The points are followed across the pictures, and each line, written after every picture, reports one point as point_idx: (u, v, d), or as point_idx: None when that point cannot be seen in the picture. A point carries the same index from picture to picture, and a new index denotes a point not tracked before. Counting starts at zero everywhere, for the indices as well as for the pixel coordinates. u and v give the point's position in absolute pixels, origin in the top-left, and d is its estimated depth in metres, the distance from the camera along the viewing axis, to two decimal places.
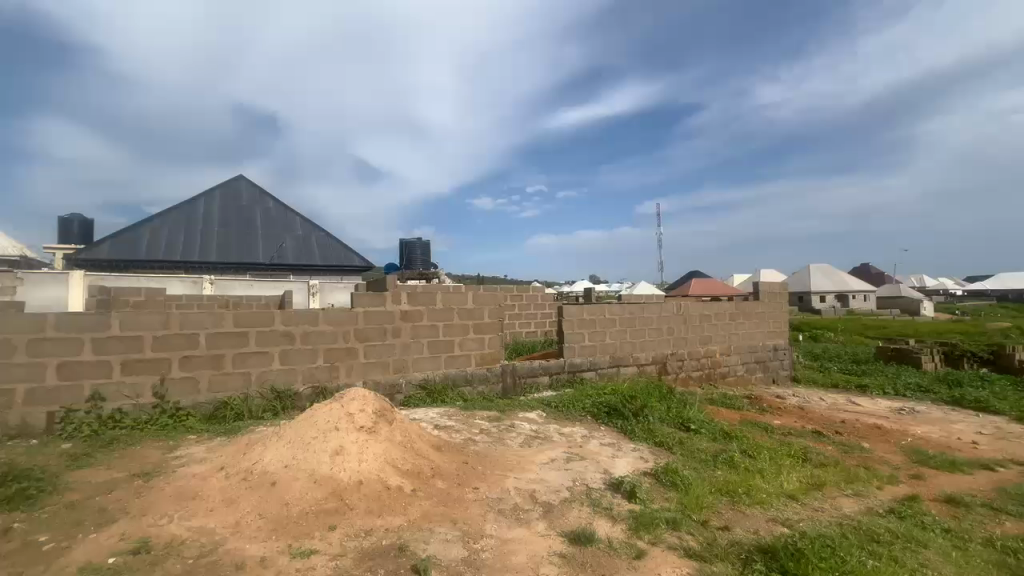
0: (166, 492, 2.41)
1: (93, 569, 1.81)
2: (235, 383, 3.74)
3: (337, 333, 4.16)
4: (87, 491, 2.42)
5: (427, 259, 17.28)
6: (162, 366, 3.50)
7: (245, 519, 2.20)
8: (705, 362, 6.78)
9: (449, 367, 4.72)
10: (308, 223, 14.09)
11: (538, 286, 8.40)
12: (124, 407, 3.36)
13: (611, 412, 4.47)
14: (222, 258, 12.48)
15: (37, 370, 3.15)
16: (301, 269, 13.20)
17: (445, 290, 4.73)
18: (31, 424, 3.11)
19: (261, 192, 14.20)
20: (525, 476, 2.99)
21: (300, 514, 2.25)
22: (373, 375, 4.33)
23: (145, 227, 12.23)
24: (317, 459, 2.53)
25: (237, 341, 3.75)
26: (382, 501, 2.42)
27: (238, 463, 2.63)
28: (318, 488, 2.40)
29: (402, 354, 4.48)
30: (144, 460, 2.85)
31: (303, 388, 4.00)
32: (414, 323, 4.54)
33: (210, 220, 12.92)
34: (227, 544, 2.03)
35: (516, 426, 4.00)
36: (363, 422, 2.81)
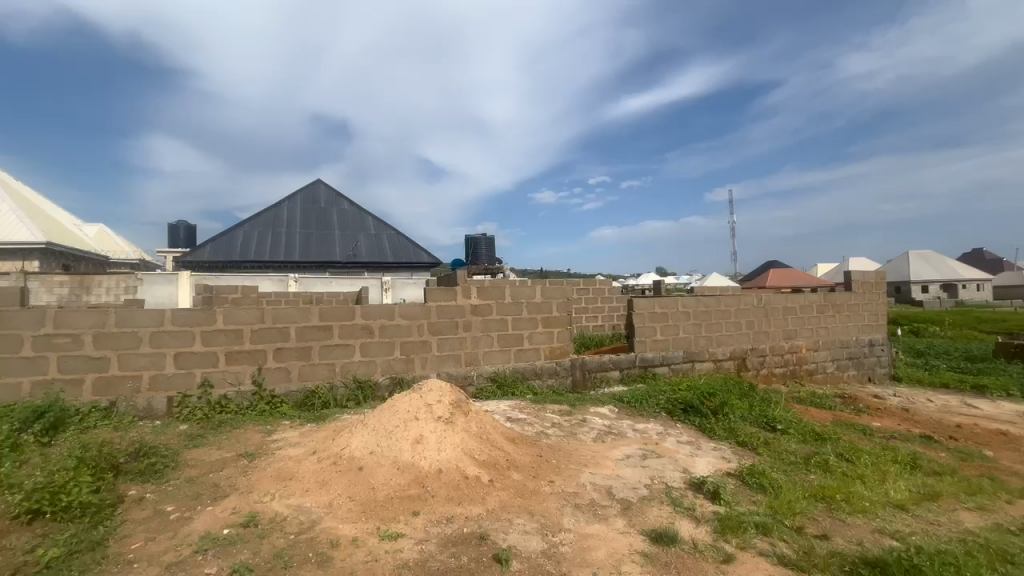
0: (268, 472, 2.62)
1: (211, 538, 2.01)
2: (322, 373, 4.00)
3: (412, 327, 4.32)
4: (202, 468, 2.69)
5: (491, 255, 17.51)
6: (259, 357, 3.82)
7: (337, 501, 2.34)
8: (790, 358, 6.32)
9: (518, 360, 4.75)
10: (380, 223, 14.76)
11: (605, 279, 8.23)
12: (229, 393, 3.71)
13: (687, 409, 4.28)
14: (305, 258, 13.42)
15: (157, 359, 3.54)
16: (374, 266, 13.88)
17: (513, 284, 4.76)
18: (154, 407, 3.51)
19: (337, 194, 15.06)
20: (601, 472, 2.94)
21: (386, 499, 2.36)
22: (446, 367, 4.46)
23: (239, 230, 13.40)
24: (399, 447, 2.64)
25: (322, 334, 4.01)
26: (461, 489, 2.48)
27: (328, 448, 2.81)
28: (402, 474, 2.51)
29: (473, 348, 4.56)
30: (247, 442, 3.12)
31: (381, 379, 4.19)
32: (485, 317, 4.61)
33: (293, 222, 13.92)
34: (322, 523, 2.17)
35: (588, 420, 3.94)
36: (441, 412, 2.90)
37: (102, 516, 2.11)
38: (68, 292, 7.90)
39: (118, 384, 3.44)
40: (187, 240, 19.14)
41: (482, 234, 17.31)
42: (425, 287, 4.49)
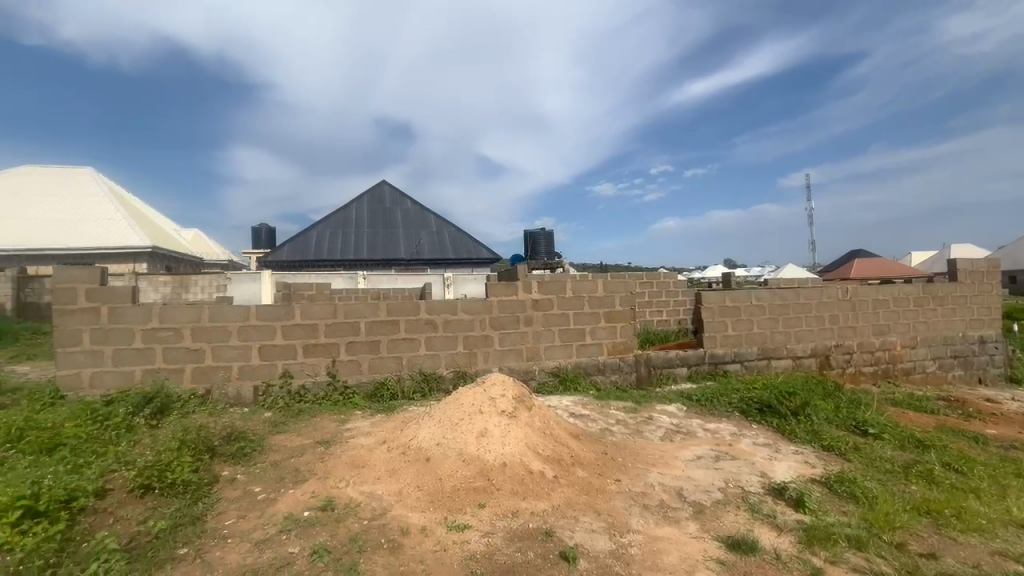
0: (343, 459, 2.76)
1: (293, 519, 2.14)
2: (390, 366, 4.16)
3: (474, 321, 4.38)
4: (285, 453, 2.88)
5: (550, 249, 17.43)
6: (333, 350, 4.04)
7: (406, 490, 2.42)
8: (882, 356, 5.74)
9: (581, 356, 4.67)
10: (441, 221, 15.14)
11: (670, 272, 7.92)
12: (307, 383, 3.95)
13: (764, 409, 4.01)
14: (372, 256, 14.05)
15: (244, 351, 3.84)
16: (436, 262, 14.27)
17: (575, 278, 4.68)
18: (243, 395, 3.81)
19: (401, 194, 15.63)
20: (670, 473, 2.81)
21: (453, 490, 2.40)
22: (508, 362, 4.48)
23: (313, 231, 14.27)
24: (464, 440, 2.68)
25: (390, 328, 4.16)
26: (526, 484, 2.47)
27: (396, 438, 2.91)
28: (467, 466, 2.54)
29: (534, 342, 4.55)
30: (323, 430, 3.30)
31: (446, 372, 4.29)
32: (546, 312, 4.58)
33: (361, 222, 14.62)
34: (393, 510, 2.25)
35: (655, 418, 3.80)
36: (505, 406, 2.91)
37: (201, 493, 2.30)
38: (170, 291, 8.80)
39: (211, 374, 3.77)
40: (268, 241, 20.70)
41: (541, 229, 17.27)
42: (486, 283, 4.53)
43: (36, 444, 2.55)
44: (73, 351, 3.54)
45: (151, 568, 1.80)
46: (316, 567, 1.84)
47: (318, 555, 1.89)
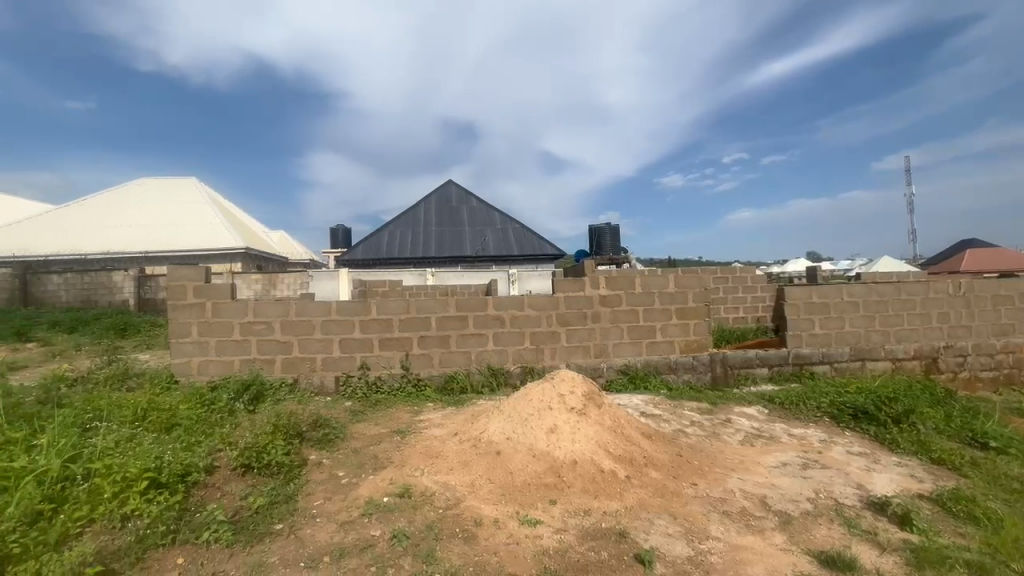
0: (417, 449, 2.87)
1: (374, 504, 2.25)
2: (459, 360, 4.26)
3: (541, 318, 4.37)
4: (365, 441, 3.05)
5: (615, 244, 17.05)
6: (406, 344, 4.21)
7: (478, 482, 2.47)
8: (1004, 360, 5.04)
9: (651, 353, 4.52)
10: (505, 218, 15.29)
11: (747, 266, 7.46)
12: (383, 375, 4.15)
13: (858, 415, 3.66)
14: (439, 253, 14.49)
15: (327, 344, 4.10)
16: (501, 259, 14.44)
17: (644, 273, 4.53)
18: (326, 384, 4.08)
19: (466, 192, 15.99)
20: (752, 479, 2.65)
21: (524, 484, 2.42)
22: (575, 358, 4.43)
23: (385, 230, 14.95)
24: (534, 435, 2.69)
25: (459, 324, 4.26)
26: (597, 482, 2.43)
27: (468, 430, 2.97)
28: (537, 462, 2.55)
29: (602, 339, 4.46)
30: (398, 420, 3.45)
31: (513, 367, 4.32)
32: (614, 308, 4.47)
33: (429, 221, 15.13)
34: (467, 501, 2.30)
35: (732, 421, 3.60)
36: (574, 403, 2.88)
37: (293, 474, 2.49)
38: (261, 288, 9.63)
39: (299, 364, 4.07)
40: (345, 241, 22.01)
41: (606, 223, 16.95)
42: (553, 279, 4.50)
43: (157, 424, 2.88)
44: (184, 341, 3.96)
45: (252, 540, 1.98)
46: (396, 550, 1.92)
47: (398, 539, 1.98)
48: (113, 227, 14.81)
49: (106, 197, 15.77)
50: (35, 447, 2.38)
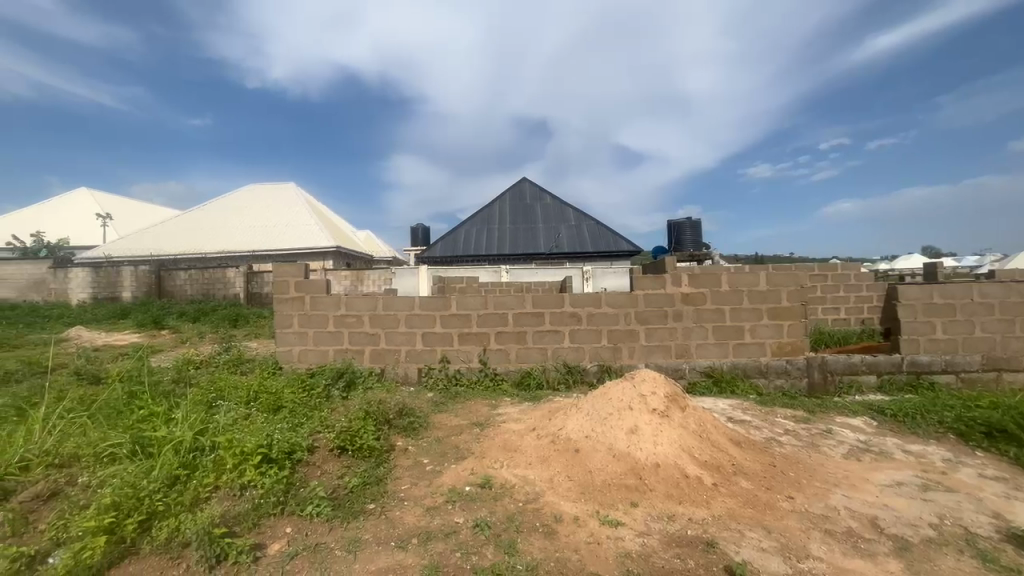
0: (496, 442, 2.93)
1: (457, 492, 2.34)
2: (535, 356, 4.29)
3: (619, 315, 4.27)
4: (446, 431, 3.17)
5: (696, 240, 16.22)
6: (484, 339, 4.31)
7: (557, 478, 2.47)
8: None
9: (738, 355, 4.26)
10: (580, 214, 15.13)
11: (850, 263, 6.76)
12: (462, 368, 4.29)
13: (993, 433, 3.18)
14: (514, 251, 14.67)
15: (410, 337, 4.31)
16: (575, 256, 14.30)
17: (731, 270, 4.26)
18: (409, 375, 4.30)
19: (540, 189, 16.04)
20: (859, 497, 2.40)
21: (603, 484, 2.38)
22: (655, 358, 4.28)
23: (461, 229, 15.39)
24: (614, 435, 2.64)
25: (535, 320, 4.29)
26: (682, 488, 2.34)
27: (545, 427, 2.98)
28: (618, 463, 2.50)
29: (685, 339, 4.27)
30: (476, 413, 3.55)
31: (590, 365, 4.27)
32: (697, 307, 4.26)
33: (504, 219, 15.38)
34: (546, 496, 2.31)
35: (834, 432, 3.28)
36: (656, 405, 2.79)
37: (382, 459, 2.66)
38: (350, 284, 10.34)
39: (385, 355, 4.32)
40: (423, 240, 23.01)
41: (686, 218, 16.17)
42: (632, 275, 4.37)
43: (266, 405, 3.19)
44: (286, 331, 4.35)
45: (349, 517, 2.13)
46: (479, 539, 1.98)
47: (480, 528, 2.03)
48: (227, 229, 16.66)
49: (221, 203, 17.78)
50: (172, 419, 2.75)
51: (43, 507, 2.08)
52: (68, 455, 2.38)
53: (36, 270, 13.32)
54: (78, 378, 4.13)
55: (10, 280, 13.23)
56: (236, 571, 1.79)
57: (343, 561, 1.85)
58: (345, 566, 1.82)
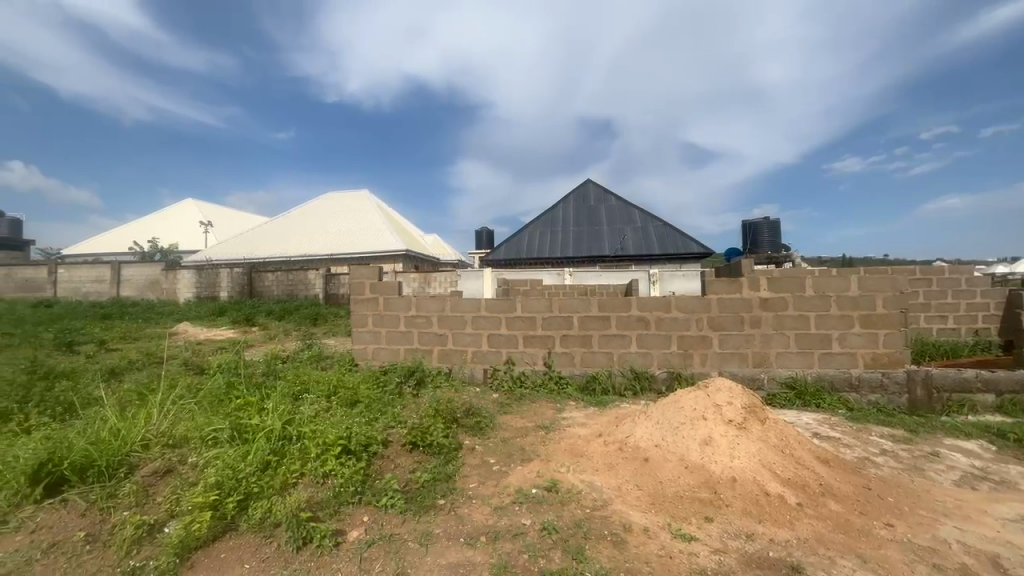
0: (562, 446, 2.91)
1: (524, 494, 2.35)
2: (601, 360, 4.21)
3: (690, 320, 4.09)
4: (512, 432, 3.20)
5: (774, 241, 15.21)
6: (549, 341, 4.30)
7: (626, 486, 2.40)
8: None
9: (825, 366, 3.93)
10: (646, 215, 14.70)
11: (959, 266, 6.03)
12: (527, 370, 4.31)
13: None
14: (578, 253, 14.55)
15: (477, 338, 4.40)
16: (642, 258, 13.90)
17: (816, 273, 3.95)
18: (475, 375, 4.39)
19: (605, 191, 15.79)
20: (975, 531, 2.12)
21: (675, 496, 2.29)
22: (730, 367, 4.06)
23: (525, 231, 15.48)
24: (686, 445, 2.55)
25: (602, 324, 4.22)
26: (762, 505, 2.19)
27: (613, 433, 2.93)
28: (691, 475, 2.40)
29: (763, 347, 4.01)
30: (542, 416, 3.55)
31: (658, 371, 4.13)
32: (778, 313, 3.98)
33: (568, 221, 15.30)
34: (614, 504, 2.26)
35: (942, 455, 2.93)
36: (732, 416, 2.67)
37: (451, 456, 2.73)
38: (419, 285, 10.75)
39: (453, 355, 4.44)
40: (488, 243, 23.45)
41: (763, 218, 15.21)
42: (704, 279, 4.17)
43: (345, 399, 3.39)
44: (362, 330, 4.60)
45: (421, 510, 2.22)
46: (547, 542, 1.97)
47: (548, 531, 2.03)
48: (308, 234, 17.96)
49: (304, 210, 19.20)
50: (264, 408, 3.00)
51: (160, 482, 2.34)
52: (180, 436, 2.67)
53: (152, 272, 15.11)
54: (187, 368, 4.63)
55: (131, 281, 15.11)
56: (320, 554, 1.92)
57: (416, 553, 1.92)
58: (417, 558, 1.89)
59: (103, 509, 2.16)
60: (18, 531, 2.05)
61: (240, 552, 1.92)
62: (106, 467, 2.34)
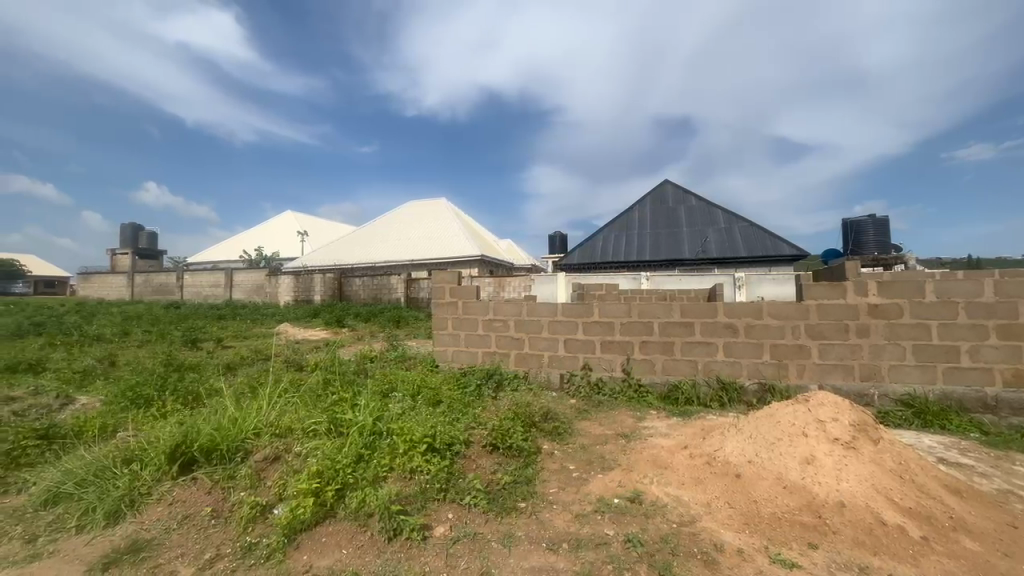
0: (644, 456, 2.80)
1: (606, 503, 2.30)
2: (684, 369, 4.02)
3: (785, 328, 3.78)
4: (591, 439, 3.14)
5: (882, 241, 13.67)
6: (628, 348, 4.18)
7: (716, 503, 2.26)
8: None
9: (951, 383, 3.46)
10: (731, 215, 13.87)
11: None
12: (604, 376, 4.22)
13: None
14: (655, 257, 14.06)
15: (553, 343, 4.39)
16: (726, 262, 13.12)
17: (938, 276, 3.50)
18: (552, 380, 4.38)
19: (685, 191, 15.12)
20: None
21: (773, 517, 2.12)
22: (832, 380, 3.69)
23: (599, 235, 15.24)
24: (785, 463, 2.37)
25: (684, 331, 4.03)
26: (877, 536, 1.96)
27: (699, 445, 2.78)
28: (790, 496, 2.21)
29: (873, 359, 3.60)
30: (622, 424, 3.45)
31: (748, 383, 3.86)
32: (891, 321, 3.57)
33: (644, 224, 14.84)
34: (703, 522, 2.13)
35: None
36: (839, 434, 2.44)
37: (530, 460, 2.74)
38: (494, 290, 10.98)
39: (530, 360, 4.47)
40: (561, 247, 23.39)
41: (868, 216, 13.74)
42: (800, 283, 3.85)
43: (428, 398, 3.54)
44: (443, 332, 4.78)
45: (503, 512, 2.25)
46: (632, 555, 1.91)
47: (633, 544, 1.96)
48: (391, 241, 19.04)
49: (387, 219, 20.39)
50: (357, 405, 3.21)
51: (270, 468, 2.59)
52: (285, 427, 2.92)
53: (258, 277, 16.84)
54: (289, 365, 5.09)
55: (241, 285, 16.93)
56: (410, 546, 2.00)
57: (500, 554, 1.95)
58: (501, 559, 1.91)
59: (225, 488, 2.43)
60: (160, 502, 2.36)
61: (339, 537, 2.07)
62: (226, 451, 2.63)
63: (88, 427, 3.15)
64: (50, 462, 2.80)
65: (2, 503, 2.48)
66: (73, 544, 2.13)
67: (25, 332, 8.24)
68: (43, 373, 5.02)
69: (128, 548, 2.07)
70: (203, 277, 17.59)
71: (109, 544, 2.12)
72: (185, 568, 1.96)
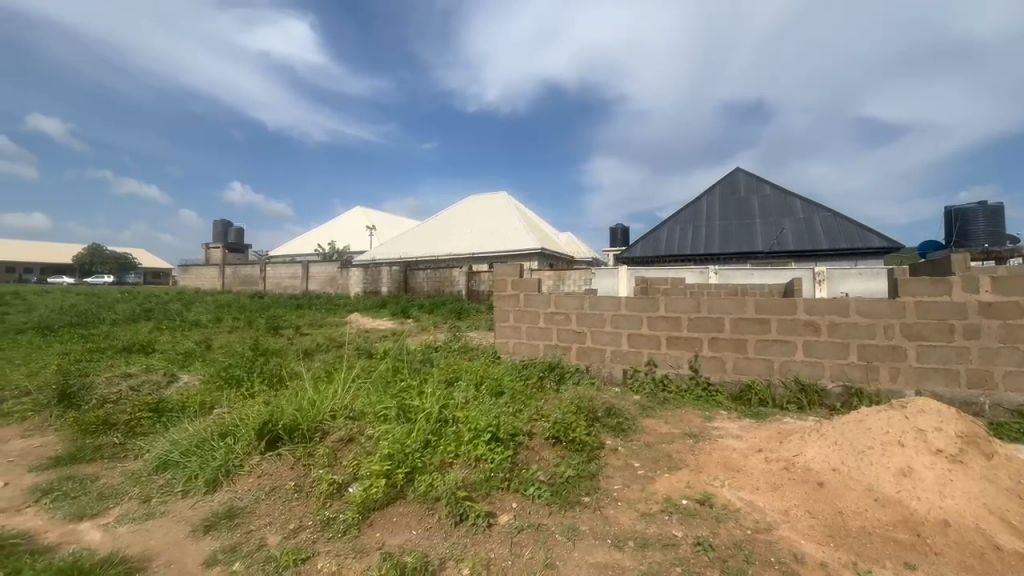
0: (714, 458, 2.68)
1: (673, 504, 2.23)
2: (758, 368, 3.79)
3: (877, 327, 3.45)
4: (656, 438, 3.05)
5: (993, 231, 12.13)
6: (695, 344, 4.01)
7: (795, 511, 2.11)
8: None
9: None
10: (810, 204, 12.90)
11: None
12: (670, 373, 4.08)
13: None
14: (724, 249, 13.40)
15: (616, 337, 4.30)
16: (804, 255, 12.24)
17: None
18: (615, 375, 4.30)
19: (758, 179, 14.24)
20: None
21: (862, 532, 1.94)
22: (933, 385, 3.33)
23: (664, 227, 14.70)
24: (877, 474, 2.18)
25: (759, 328, 3.79)
26: (989, 561, 1.74)
27: (776, 449, 2.61)
28: (883, 510, 2.02)
29: (984, 364, 3.21)
30: (689, 423, 3.32)
31: (831, 386, 3.57)
32: (1008, 321, 3.15)
33: (713, 215, 14.14)
34: (781, 530, 2.00)
35: None
36: (942, 446, 2.20)
37: (591, 454, 2.71)
38: (555, 283, 10.92)
39: (591, 354, 4.41)
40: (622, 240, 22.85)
41: (977, 203, 12.17)
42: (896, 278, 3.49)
43: (491, 389, 3.60)
44: (504, 325, 4.82)
45: (566, 504, 2.24)
46: (702, 559, 1.83)
47: (703, 548, 1.89)
48: (453, 235, 19.48)
49: (450, 213, 20.90)
50: (423, 393, 3.32)
51: (345, 448, 2.74)
52: (358, 410, 3.07)
53: (331, 269, 17.89)
54: (359, 352, 5.37)
55: (317, 277, 18.06)
56: (475, 532, 2.05)
57: (564, 547, 1.94)
58: (565, 551, 1.91)
59: (306, 465, 2.61)
60: (250, 474, 2.59)
61: (409, 518, 2.16)
62: (306, 430, 2.83)
63: (190, 402, 3.51)
64: (160, 432, 3.16)
65: (123, 466, 2.83)
66: (181, 506, 2.39)
67: (138, 316, 9.34)
68: (153, 354, 5.66)
69: (225, 513, 2.28)
70: (283, 269, 18.96)
71: (209, 509, 2.35)
72: (273, 536, 2.13)
